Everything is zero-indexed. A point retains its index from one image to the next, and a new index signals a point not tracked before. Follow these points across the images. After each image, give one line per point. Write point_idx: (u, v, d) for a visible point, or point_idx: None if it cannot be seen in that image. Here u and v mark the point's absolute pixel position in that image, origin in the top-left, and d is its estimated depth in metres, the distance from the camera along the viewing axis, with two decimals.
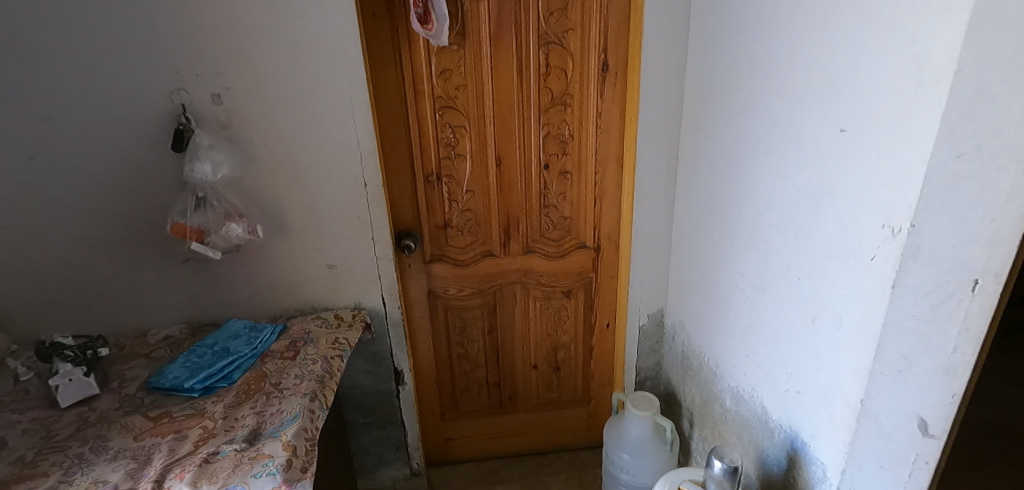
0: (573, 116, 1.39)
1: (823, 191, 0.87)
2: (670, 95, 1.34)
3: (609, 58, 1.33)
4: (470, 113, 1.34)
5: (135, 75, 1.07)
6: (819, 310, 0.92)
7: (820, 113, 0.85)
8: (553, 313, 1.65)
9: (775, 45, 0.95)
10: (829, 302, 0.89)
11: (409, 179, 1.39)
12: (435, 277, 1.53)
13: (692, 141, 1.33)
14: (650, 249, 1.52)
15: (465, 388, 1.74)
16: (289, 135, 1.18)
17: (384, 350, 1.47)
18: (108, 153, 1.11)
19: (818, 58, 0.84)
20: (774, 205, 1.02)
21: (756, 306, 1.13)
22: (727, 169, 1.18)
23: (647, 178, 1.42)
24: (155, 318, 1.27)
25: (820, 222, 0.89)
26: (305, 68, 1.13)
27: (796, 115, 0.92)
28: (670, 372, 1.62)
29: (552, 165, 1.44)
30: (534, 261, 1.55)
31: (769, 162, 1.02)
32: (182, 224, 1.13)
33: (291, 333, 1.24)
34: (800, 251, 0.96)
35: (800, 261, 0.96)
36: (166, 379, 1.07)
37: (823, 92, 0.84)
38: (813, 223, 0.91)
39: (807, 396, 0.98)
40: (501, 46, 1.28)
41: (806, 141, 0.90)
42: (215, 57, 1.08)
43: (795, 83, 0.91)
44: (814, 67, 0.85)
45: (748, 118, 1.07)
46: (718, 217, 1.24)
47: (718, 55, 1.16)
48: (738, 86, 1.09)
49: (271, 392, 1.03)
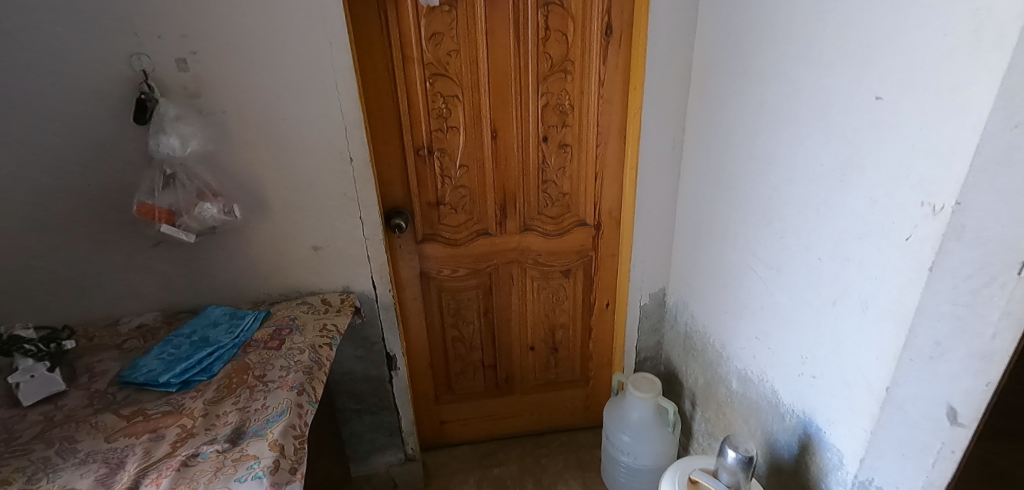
0: (574, 85, 1.29)
1: (852, 166, 0.81)
2: (678, 62, 1.24)
3: (613, 20, 1.22)
4: (463, 81, 1.24)
5: (83, 36, 0.93)
6: (841, 292, 0.88)
7: (854, 79, 0.78)
8: (551, 294, 1.59)
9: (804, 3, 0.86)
10: (855, 284, 0.85)
11: (398, 153, 1.29)
12: (428, 258, 1.45)
13: (701, 112, 1.24)
14: (653, 227, 1.46)
15: (460, 371, 1.68)
16: (265, 106, 1.06)
17: (375, 335, 1.40)
18: (58, 126, 0.98)
19: (855, 16, 0.76)
20: (794, 181, 0.95)
21: (769, 287, 1.08)
22: (739, 143, 1.11)
23: (651, 151, 1.34)
24: (126, 306, 1.18)
25: (847, 198, 0.83)
26: (281, 30, 1.01)
27: (825, 82, 0.84)
28: (672, 351, 1.59)
29: (552, 138, 1.35)
30: (532, 240, 1.48)
31: (790, 133, 0.94)
32: (149, 204, 1.01)
33: (274, 320, 1.16)
34: (822, 230, 0.90)
35: (822, 241, 0.90)
36: (140, 373, 0.99)
37: (858, 53, 0.76)
38: (838, 201, 0.85)
39: (824, 381, 0.95)
40: (496, 6, 1.16)
41: (835, 111, 0.83)
42: (178, 16, 0.95)
43: (825, 46, 0.83)
44: (849, 27, 0.77)
45: (767, 86, 0.99)
46: (729, 193, 1.17)
47: (733, 17, 1.06)
48: (756, 51, 1.01)
49: (255, 385, 0.96)
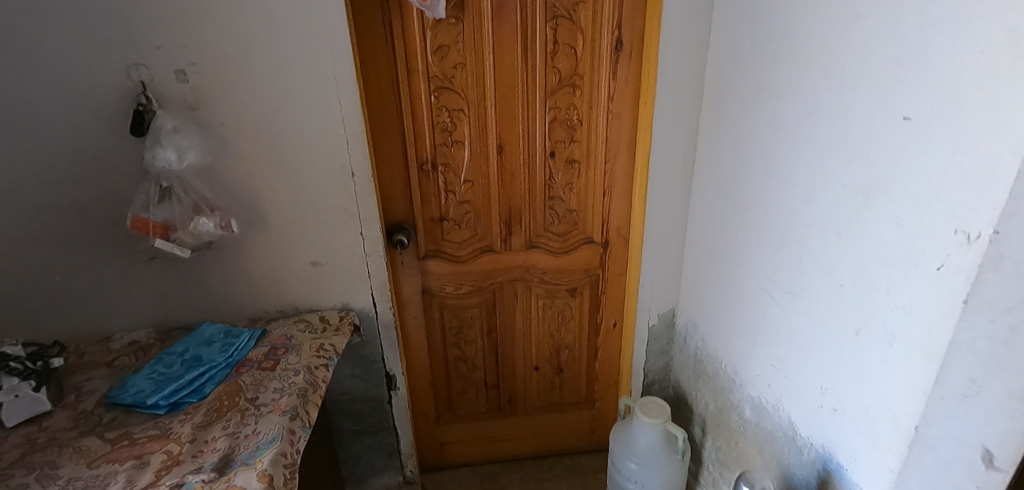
0: (582, 100, 1.26)
1: (876, 188, 0.76)
2: (690, 77, 1.21)
3: (623, 35, 1.19)
4: (469, 95, 1.21)
5: (82, 47, 0.91)
6: (865, 321, 0.82)
7: (877, 99, 0.74)
8: (556, 313, 1.55)
9: (824, 19, 0.82)
10: (880, 312, 0.79)
11: (401, 167, 1.26)
12: (430, 275, 1.41)
13: (713, 129, 1.21)
14: (663, 246, 1.41)
15: (461, 391, 1.63)
16: (265, 118, 1.04)
17: (374, 354, 1.36)
18: (54, 138, 0.96)
19: (876, 34, 0.72)
20: (812, 203, 0.91)
21: (786, 312, 1.02)
22: (754, 162, 1.07)
23: (662, 168, 1.30)
24: (119, 321, 1.15)
25: (872, 222, 0.78)
26: (283, 42, 0.99)
27: (847, 101, 0.80)
28: (681, 374, 1.53)
29: (559, 153, 1.31)
30: (537, 257, 1.44)
31: (808, 154, 0.90)
32: (144, 217, 0.98)
33: (270, 338, 1.12)
34: (843, 255, 0.85)
35: (843, 267, 0.85)
36: (128, 394, 0.95)
37: (881, 72, 0.73)
38: (860, 225, 0.80)
39: (846, 415, 0.90)
40: (504, 19, 1.14)
41: (857, 131, 0.79)
42: (178, 26, 0.93)
43: (847, 63, 0.79)
44: (873, 44, 0.73)
45: (784, 104, 0.95)
46: (743, 213, 1.13)
47: (748, 32, 1.03)
48: (772, 67, 0.97)
49: (247, 409, 0.92)
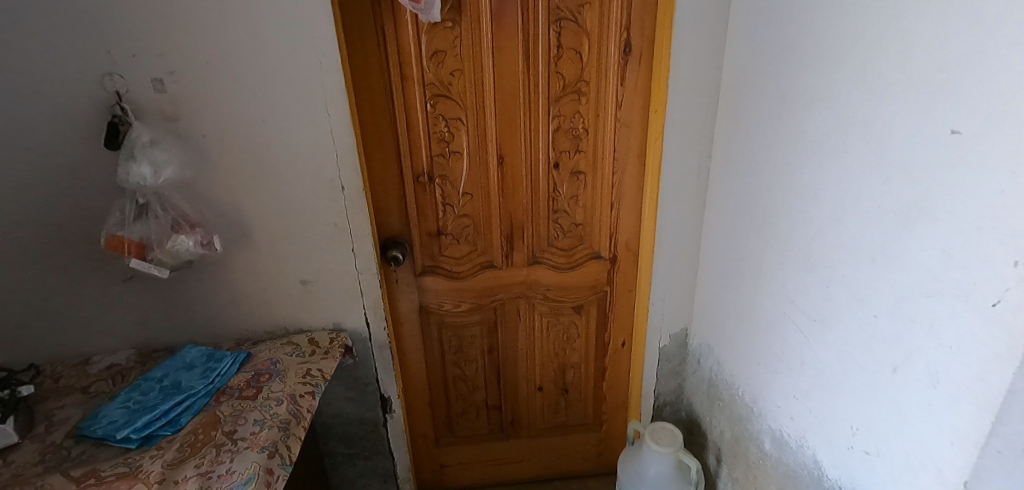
0: (588, 108, 1.18)
1: (915, 209, 0.67)
2: (705, 83, 1.12)
3: (632, 38, 1.11)
4: (468, 103, 1.14)
5: (52, 55, 0.85)
6: (903, 359, 0.73)
7: (920, 107, 0.64)
8: (561, 331, 1.47)
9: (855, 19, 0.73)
10: (921, 350, 0.69)
11: (396, 179, 1.19)
12: (427, 292, 1.34)
13: (730, 139, 1.12)
14: (675, 262, 1.33)
15: (462, 412, 1.56)
16: (249, 130, 0.98)
17: (368, 375, 1.29)
18: (26, 152, 0.91)
19: (916, 36, 0.63)
20: (841, 223, 0.82)
21: (812, 342, 0.93)
22: (776, 175, 0.98)
23: (674, 180, 1.22)
24: (99, 343, 1.09)
25: (912, 248, 0.68)
26: (267, 48, 0.92)
27: (880, 111, 0.71)
28: (694, 398, 1.44)
29: (564, 164, 1.23)
30: (541, 273, 1.36)
31: (837, 169, 0.81)
32: (118, 236, 0.92)
33: (254, 363, 1.05)
34: (874, 283, 0.76)
35: (875, 296, 0.76)
36: (99, 425, 0.88)
37: (925, 83, 0.63)
38: (896, 251, 0.71)
39: (880, 460, 0.80)
40: (504, 22, 1.06)
41: (892, 144, 0.69)
42: (154, 33, 0.87)
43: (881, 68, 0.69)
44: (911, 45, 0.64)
45: (810, 114, 0.86)
46: (762, 230, 1.04)
47: (769, 34, 0.95)
48: (795, 73, 0.89)
49: (223, 444, 0.85)
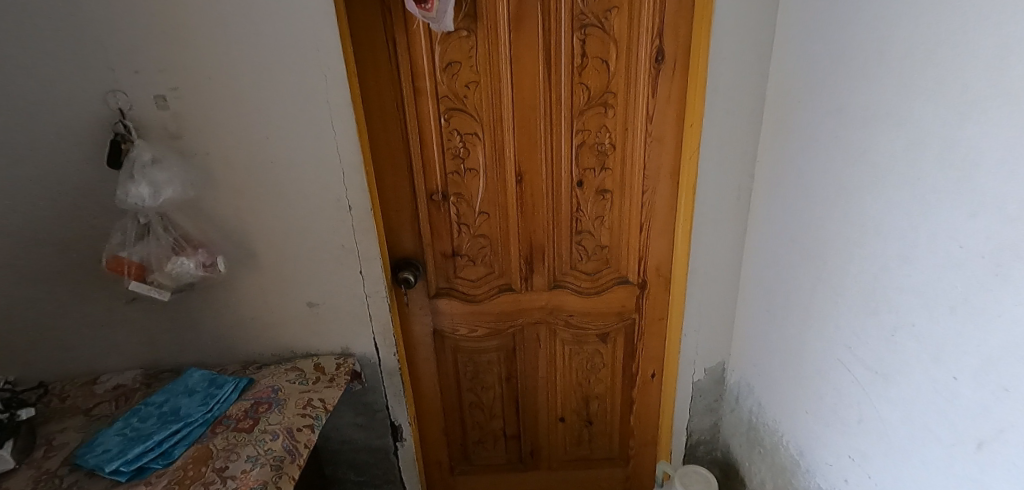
0: (615, 121, 1.08)
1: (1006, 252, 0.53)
2: (748, 94, 1.00)
3: (665, 44, 1.00)
4: (484, 117, 1.06)
5: (58, 74, 0.84)
6: (987, 433, 0.59)
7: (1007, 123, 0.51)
8: (585, 360, 1.36)
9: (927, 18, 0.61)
10: (1012, 426, 0.55)
11: (409, 197, 1.13)
12: (441, 315, 1.26)
13: (776, 155, 0.99)
14: (712, 291, 1.20)
15: (478, 441, 1.47)
16: (253, 147, 0.94)
17: (378, 402, 1.23)
18: (34, 171, 0.90)
19: (1006, 36, 0.50)
20: (913, 262, 0.68)
21: (872, 397, 0.79)
22: (834, 201, 0.84)
23: (712, 201, 1.09)
24: (108, 362, 1.08)
25: (1004, 300, 0.54)
26: (269, 61, 0.88)
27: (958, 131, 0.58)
28: (732, 440, 1.30)
29: (588, 182, 1.14)
30: (563, 298, 1.26)
31: (908, 197, 0.67)
32: (119, 257, 0.90)
33: (255, 391, 1.00)
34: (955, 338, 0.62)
35: (954, 353, 0.62)
36: (93, 454, 0.85)
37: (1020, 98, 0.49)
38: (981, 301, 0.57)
39: None
40: (523, 30, 0.98)
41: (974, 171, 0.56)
42: (155, 49, 0.84)
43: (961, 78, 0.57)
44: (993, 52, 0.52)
45: (874, 131, 0.72)
46: (812, 262, 0.91)
47: (824, 38, 0.82)
48: (856, 83, 0.75)
49: (211, 483, 0.79)
